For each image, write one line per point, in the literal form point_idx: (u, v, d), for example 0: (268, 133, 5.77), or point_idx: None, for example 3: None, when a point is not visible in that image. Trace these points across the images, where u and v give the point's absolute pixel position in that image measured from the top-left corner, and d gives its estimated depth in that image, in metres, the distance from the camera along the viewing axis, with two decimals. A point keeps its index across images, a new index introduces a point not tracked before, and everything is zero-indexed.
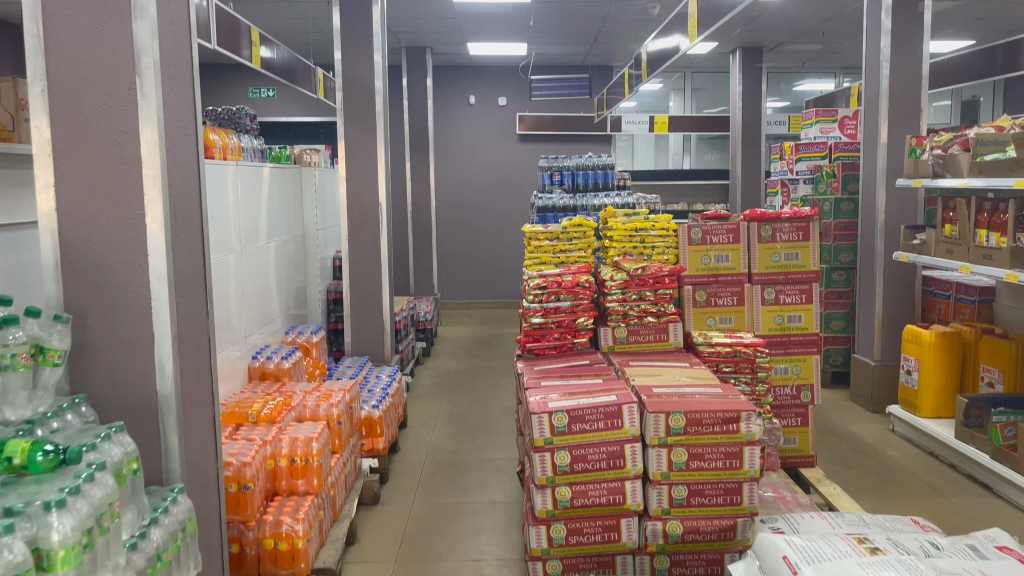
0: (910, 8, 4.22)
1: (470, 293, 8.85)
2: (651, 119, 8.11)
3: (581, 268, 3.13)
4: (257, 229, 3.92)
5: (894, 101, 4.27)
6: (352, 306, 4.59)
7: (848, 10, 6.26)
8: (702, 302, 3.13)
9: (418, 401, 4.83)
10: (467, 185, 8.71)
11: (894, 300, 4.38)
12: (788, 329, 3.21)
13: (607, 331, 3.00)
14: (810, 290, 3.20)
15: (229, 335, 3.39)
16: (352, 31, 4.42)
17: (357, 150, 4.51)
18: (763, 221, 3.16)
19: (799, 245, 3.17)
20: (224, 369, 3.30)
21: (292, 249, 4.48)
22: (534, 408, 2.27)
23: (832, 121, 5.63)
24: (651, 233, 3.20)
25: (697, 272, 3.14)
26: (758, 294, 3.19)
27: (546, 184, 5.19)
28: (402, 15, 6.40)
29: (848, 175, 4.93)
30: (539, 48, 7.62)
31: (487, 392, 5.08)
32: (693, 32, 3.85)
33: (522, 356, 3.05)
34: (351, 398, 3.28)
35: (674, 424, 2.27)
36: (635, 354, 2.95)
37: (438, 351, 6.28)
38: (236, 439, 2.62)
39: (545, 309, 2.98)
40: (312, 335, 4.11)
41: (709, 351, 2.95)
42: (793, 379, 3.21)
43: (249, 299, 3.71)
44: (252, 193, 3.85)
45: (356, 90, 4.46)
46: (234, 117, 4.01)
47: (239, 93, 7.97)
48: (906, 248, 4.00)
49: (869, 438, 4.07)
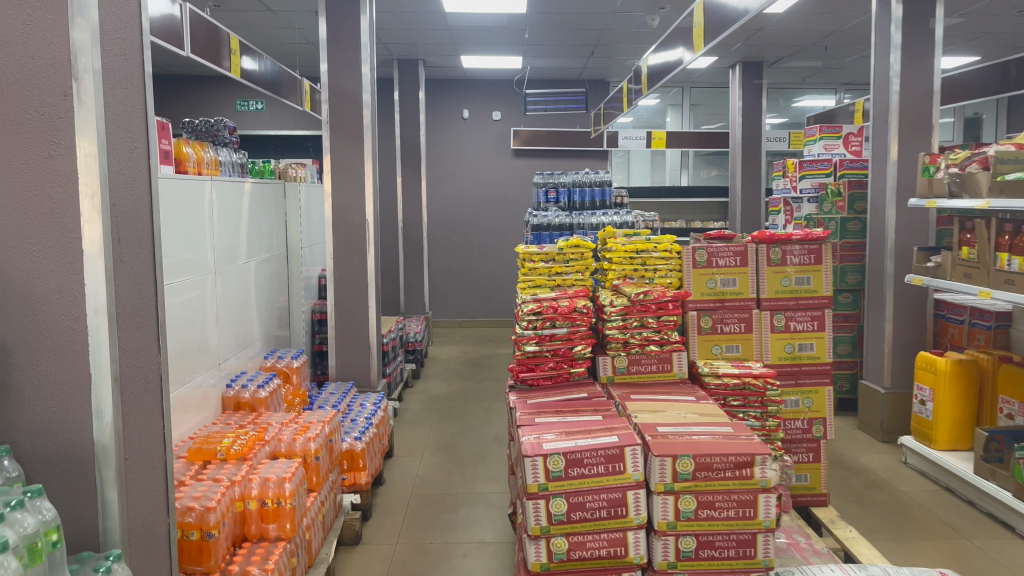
0: (920, 22, 4.06)
1: (463, 312, 8.63)
2: (649, 134, 7.92)
3: (579, 292, 2.93)
4: (236, 248, 3.70)
5: (905, 118, 4.10)
6: (337, 328, 4.38)
7: (851, 25, 6.10)
8: (707, 329, 2.94)
9: (406, 428, 4.60)
10: (461, 201, 8.52)
11: (905, 324, 4.19)
12: (799, 358, 3.00)
13: (606, 360, 2.79)
14: (823, 316, 2.99)
15: (201, 362, 3.15)
16: (339, 42, 4.24)
17: (343, 165, 4.30)
18: (773, 243, 2.96)
19: (811, 269, 2.97)
20: (196, 398, 3.08)
21: (273, 268, 4.25)
22: (527, 451, 2.06)
23: (837, 137, 5.47)
24: (653, 255, 2.98)
25: (702, 297, 2.94)
26: (767, 321, 2.98)
27: (540, 201, 4.98)
28: (393, 26, 6.20)
29: (854, 195, 4.73)
30: (535, 61, 7.45)
31: (479, 417, 4.86)
32: (697, 44, 3.67)
33: (514, 387, 2.83)
34: (331, 431, 3.06)
35: (682, 469, 2.06)
36: (637, 386, 2.73)
37: (428, 374, 6.05)
38: (201, 480, 2.39)
39: (539, 336, 2.78)
40: (292, 360, 3.88)
41: (716, 384, 2.75)
42: (804, 412, 3.00)
43: (227, 322, 3.49)
44: (231, 210, 3.63)
45: (343, 103, 4.26)
46: (212, 129, 3.78)
47: (226, 105, 7.78)
48: (919, 271, 3.81)
49: (880, 471, 3.85)
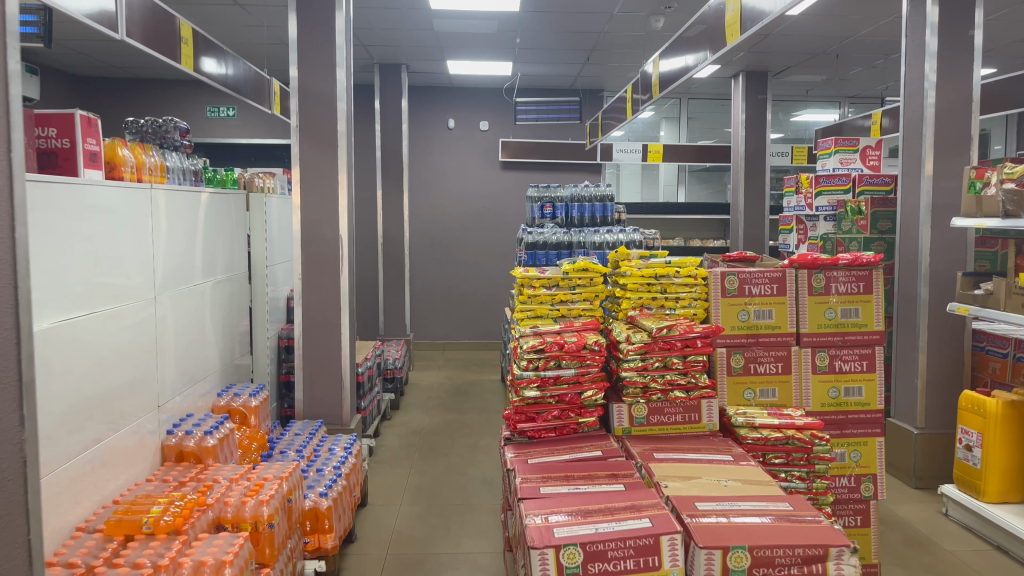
0: (959, 29, 3.67)
1: (445, 333, 8.14)
2: (645, 148, 7.50)
3: (587, 325, 2.48)
4: (188, 266, 3.20)
5: (940, 130, 3.70)
6: (305, 358, 3.88)
7: (866, 32, 5.70)
8: (738, 369, 2.48)
9: (381, 470, 4.09)
10: (446, 216, 8.06)
11: (941, 357, 3.75)
12: (845, 405, 2.54)
13: (621, 409, 2.32)
14: (873, 355, 2.55)
15: (138, 404, 2.61)
16: (311, 41, 3.78)
17: (315, 175, 3.82)
18: (815, 268, 2.53)
19: (860, 299, 2.53)
20: (133, 447, 2.56)
21: (232, 290, 3.74)
22: (535, 541, 1.59)
23: (854, 151, 5.05)
24: (675, 280, 2.52)
25: (731, 331, 2.49)
26: (808, 360, 2.53)
27: (535, 217, 4.56)
28: (372, 25, 5.71)
29: (878, 213, 4.40)
30: (525, 67, 7.00)
31: (465, 456, 4.36)
32: (732, 34, 3.07)
33: (510, 440, 2.35)
34: (289, 488, 2.58)
35: (735, 565, 1.59)
36: (659, 441, 2.27)
37: (409, 404, 5.55)
38: (116, 566, 1.89)
39: (541, 379, 2.31)
40: (250, 398, 3.33)
41: (754, 439, 2.29)
42: (851, 468, 2.54)
43: (174, 354, 2.98)
44: (182, 224, 3.14)
45: (315, 105, 3.79)
46: (161, 131, 3.29)
47: (194, 111, 7.32)
48: (964, 299, 3.38)
49: (919, 525, 3.40)
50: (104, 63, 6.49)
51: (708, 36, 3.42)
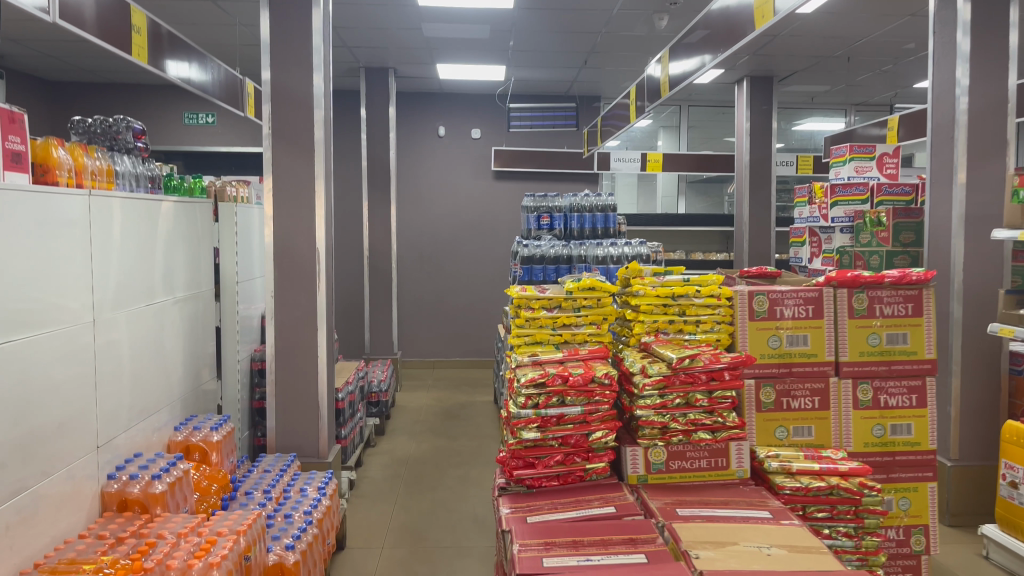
0: (995, 26, 3.36)
1: (435, 351, 7.78)
2: (643, 156, 7.28)
3: (595, 353, 2.14)
4: (143, 284, 2.83)
5: (974, 135, 3.39)
6: (277, 384, 3.52)
7: (879, 34, 5.41)
8: (769, 405, 2.15)
9: (361, 507, 3.73)
10: (436, 227, 7.72)
11: (976, 381, 3.43)
12: (891, 445, 2.21)
13: (635, 454, 1.98)
14: (923, 388, 2.22)
15: (71, 445, 2.23)
16: (286, 42, 3.44)
17: (290, 184, 3.48)
18: (856, 286, 2.20)
19: (907, 322, 2.20)
20: (65, 496, 2.18)
21: (196, 309, 3.37)
22: None
23: (870, 158, 4.67)
24: (695, 301, 2.17)
25: (761, 360, 2.16)
26: (849, 393, 2.19)
27: (531, 228, 4.22)
28: (357, 24, 5.35)
29: (899, 224, 4.08)
30: (519, 71, 6.68)
31: (454, 489, 4.00)
32: (764, 16, 2.52)
33: (506, 490, 2.00)
34: (247, 544, 2.22)
35: None
36: (680, 492, 1.93)
37: (395, 428, 5.19)
38: None
39: (542, 419, 1.97)
40: (212, 432, 2.96)
41: (791, 489, 1.94)
42: (900, 518, 2.21)
43: (123, 385, 2.60)
44: (135, 236, 2.77)
45: (289, 107, 3.46)
46: (111, 132, 2.94)
47: (172, 118, 6.99)
48: (1007, 319, 3.07)
49: (958, 571, 3.05)
50: (74, 66, 6.14)
51: (728, 29, 2.92)
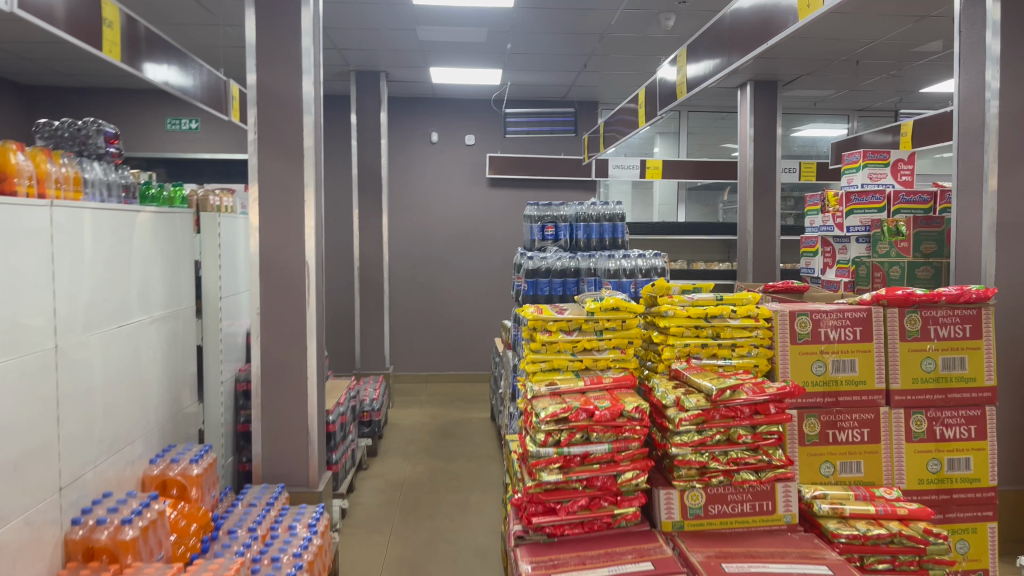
0: None
1: (428, 364, 7.53)
2: (643, 164, 7.04)
3: (621, 381, 1.93)
4: (116, 302, 2.57)
5: (1007, 139, 3.18)
6: (264, 408, 3.27)
7: (890, 36, 5.23)
8: (813, 438, 1.96)
9: (354, 538, 3.47)
10: (429, 236, 7.48)
11: (1009, 402, 3.23)
12: (949, 482, 2.01)
13: (669, 497, 1.76)
14: (983, 418, 2.02)
15: (28, 489, 1.97)
16: (272, 43, 3.20)
17: (277, 194, 3.23)
18: (908, 306, 2.01)
19: (965, 345, 2.01)
20: (21, 545, 1.92)
21: (175, 328, 3.11)
22: None
23: (884, 164, 4.47)
24: (730, 322, 2.01)
25: (805, 388, 1.97)
26: (900, 424, 2.00)
27: (535, 239, 3.96)
28: (346, 25, 5.09)
29: (920, 234, 3.87)
30: (514, 75, 6.46)
31: (453, 516, 3.76)
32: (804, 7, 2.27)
33: (524, 539, 1.76)
34: None
35: None
36: (723, 541, 1.71)
37: (389, 449, 4.94)
38: None
39: (564, 459, 1.73)
40: (191, 465, 2.71)
41: (848, 537, 1.72)
42: (959, 562, 2.01)
43: (91, 416, 2.33)
44: (107, 249, 2.51)
45: (276, 112, 3.22)
46: (79, 138, 2.70)
47: (154, 124, 6.75)
48: None
49: None
50: (50, 69, 5.88)
51: (756, 24, 2.68)
